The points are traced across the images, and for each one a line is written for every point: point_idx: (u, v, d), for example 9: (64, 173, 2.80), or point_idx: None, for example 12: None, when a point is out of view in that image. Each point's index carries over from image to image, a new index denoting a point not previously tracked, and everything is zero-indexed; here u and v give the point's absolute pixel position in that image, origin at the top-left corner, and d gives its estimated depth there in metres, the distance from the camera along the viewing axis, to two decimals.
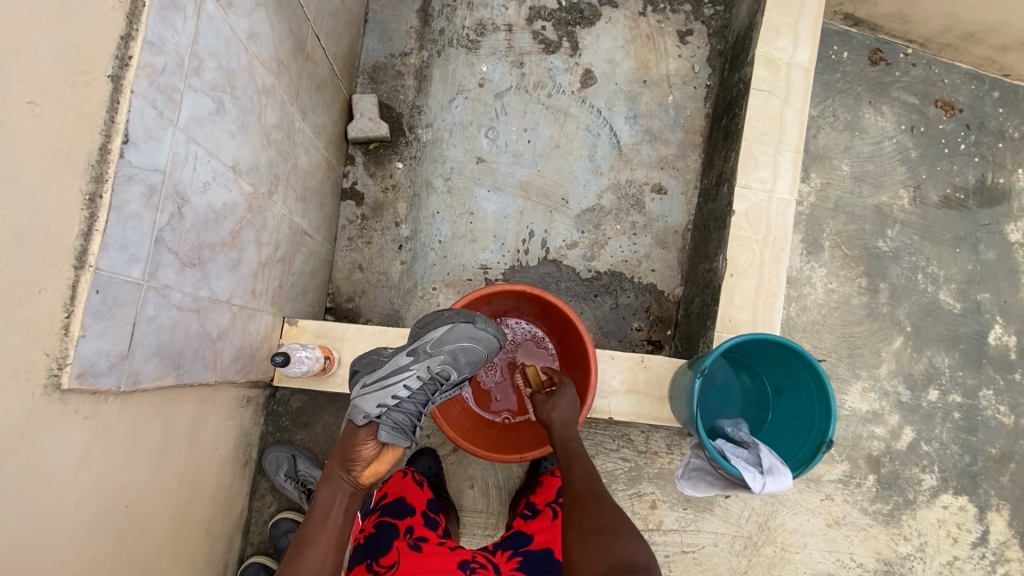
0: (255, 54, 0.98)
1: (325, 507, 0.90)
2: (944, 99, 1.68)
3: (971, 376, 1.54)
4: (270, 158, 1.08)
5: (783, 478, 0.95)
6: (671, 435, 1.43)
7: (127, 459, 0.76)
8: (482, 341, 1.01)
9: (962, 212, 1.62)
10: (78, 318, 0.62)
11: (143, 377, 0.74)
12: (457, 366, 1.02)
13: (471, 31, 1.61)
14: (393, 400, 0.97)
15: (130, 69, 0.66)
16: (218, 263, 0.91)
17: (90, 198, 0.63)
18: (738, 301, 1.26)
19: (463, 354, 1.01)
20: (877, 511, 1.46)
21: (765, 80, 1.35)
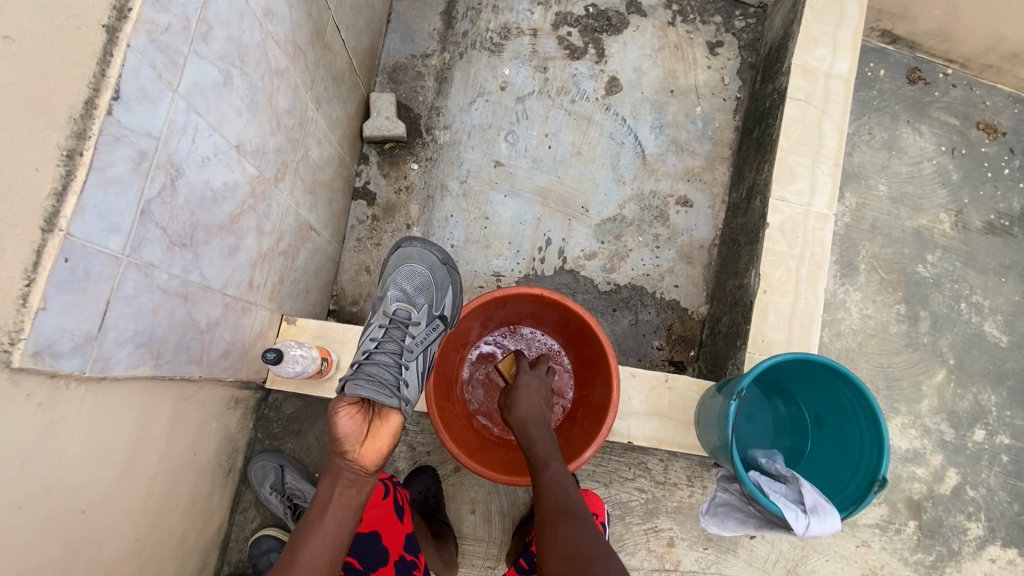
0: (270, 32, 0.93)
1: (325, 502, 0.78)
2: (986, 122, 1.61)
3: (1019, 416, 1.42)
4: (278, 144, 1.02)
5: (830, 519, 0.83)
6: (692, 465, 1.31)
7: (89, 456, 0.67)
8: (417, 258, 1.00)
9: (1008, 239, 1.52)
10: (39, 287, 0.54)
11: (114, 363, 0.66)
12: (409, 294, 0.97)
13: (495, 34, 1.57)
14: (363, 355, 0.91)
15: (127, 22, 0.61)
16: (212, 247, 0.84)
17: (68, 155, 0.56)
18: (772, 320, 1.17)
19: (407, 284, 0.98)
20: (919, 562, 1.32)
21: (802, 89, 1.28)
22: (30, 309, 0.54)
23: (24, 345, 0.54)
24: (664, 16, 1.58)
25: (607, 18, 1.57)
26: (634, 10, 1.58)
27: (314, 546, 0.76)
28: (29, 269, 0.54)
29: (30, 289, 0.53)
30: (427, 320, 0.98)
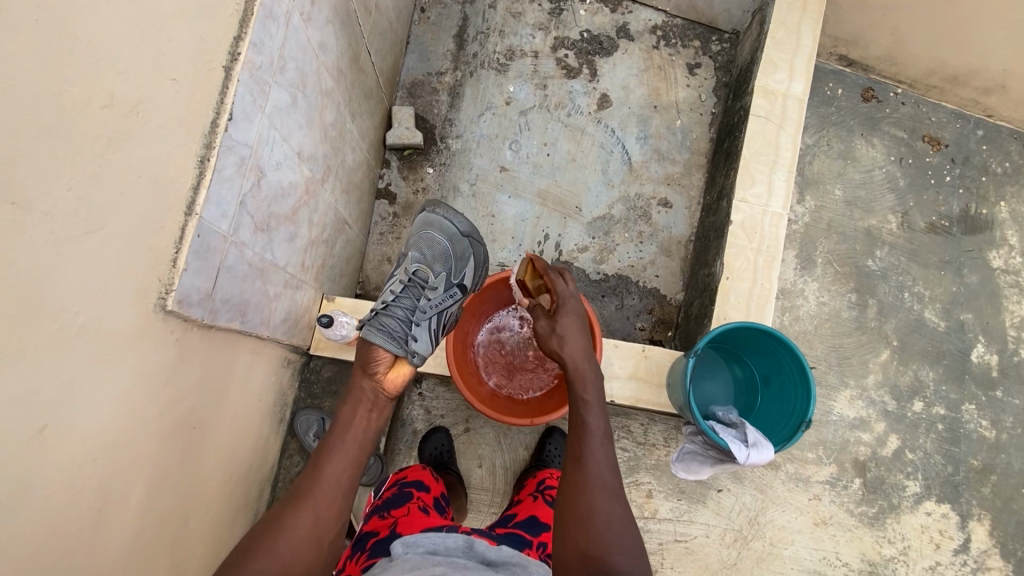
0: (323, 62, 1.15)
1: (349, 421, 0.96)
2: (931, 135, 1.79)
3: (954, 390, 1.63)
4: (325, 151, 1.24)
5: (766, 451, 1.06)
6: (668, 428, 1.53)
7: (200, 388, 0.88)
8: (439, 227, 1.15)
9: (947, 237, 1.73)
10: (183, 255, 0.75)
11: (218, 316, 0.87)
12: (428, 257, 1.13)
13: (501, 55, 1.79)
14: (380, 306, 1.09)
15: (238, 63, 0.82)
16: (279, 233, 1.05)
17: (201, 160, 0.78)
18: (733, 300, 1.41)
19: (428, 249, 1.14)
20: (862, 513, 1.53)
21: (763, 108, 1.51)
22: (177, 270, 0.75)
23: (173, 295, 0.75)
24: (649, 41, 1.80)
25: (600, 42, 1.80)
26: (623, 35, 1.80)
27: (337, 454, 0.92)
28: (176, 241, 0.75)
29: (178, 255, 0.74)
30: (442, 285, 1.14)
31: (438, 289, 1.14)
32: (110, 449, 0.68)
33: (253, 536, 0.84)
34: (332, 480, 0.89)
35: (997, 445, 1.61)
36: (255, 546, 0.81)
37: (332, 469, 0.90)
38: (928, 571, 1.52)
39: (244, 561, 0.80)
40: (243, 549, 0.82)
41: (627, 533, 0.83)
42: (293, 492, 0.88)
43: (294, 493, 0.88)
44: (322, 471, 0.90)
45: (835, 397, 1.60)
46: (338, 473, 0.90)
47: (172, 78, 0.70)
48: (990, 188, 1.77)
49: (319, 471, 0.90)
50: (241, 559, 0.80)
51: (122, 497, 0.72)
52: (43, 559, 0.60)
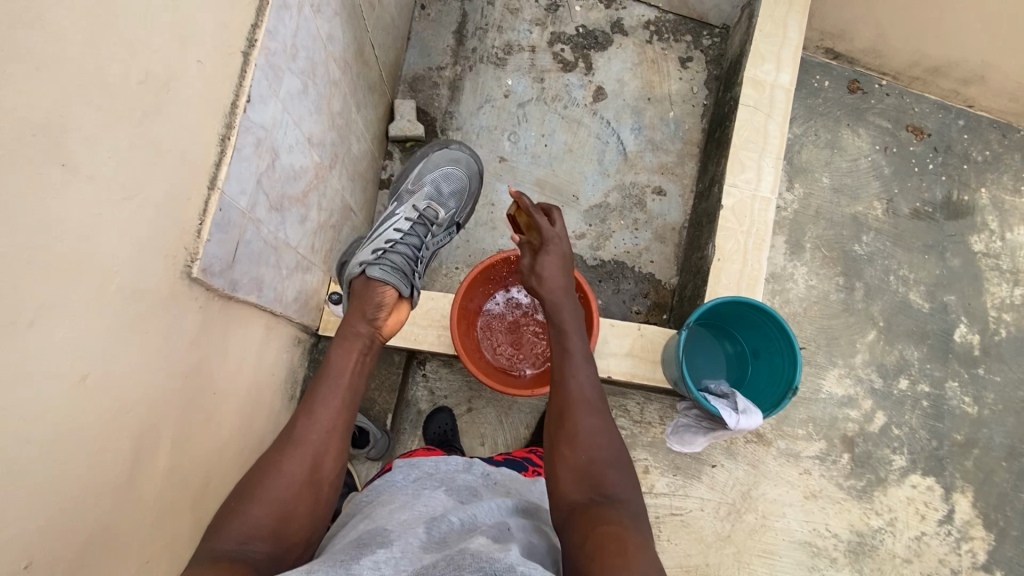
0: (331, 52, 1.20)
1: (339, 367, 0.99)
2: (915, 125, 1.84)
3: (938, 368, 1.69)
4: (332, 138, 1.29)
5: (754, 416, 1.18)
6: (663, 407, 1.59)
7: (219, 355, 0.93)
8: (444, 177, 1.37)
9: (930, 222, 1.78)
10: (207, 227, 0.81)
11: (237, 287, 0.93)
12: (435, 199, 1.33)
13: (500, 50, 1.85)
14: (387, 243, 1.21)
15: (256, 48, 0.88)
16: (291, 214, 1.11)
17: (222, 138, 0.83)
18: (725, 281, 1.47)
19: (438, 185, 1.34)
20: (851, 487, 1.59)
21: (751, 97, 1.58)
22: (201, 240, 0.80)
23: (198, 263, 0.81)
24: (643, 35, 1.87)
25: (594, 37, 1.86)
26: (617, 30, 1.86)
27: (329, 398, 0.95)
28: (200, 213, 0.80)
29: (203, 226, 0.80)
30: (442, 227, 1.34)
31: (438, 230, 1.33)
32: (140, 403, 0.75)
33: (247, 478, 0.86)
34: (323, 421, 0.93)
35: (979, 421, 1.67)
36: (252, 487, 0.84)
37: (324, 410, 0.94)
38: (914, 541, 1.58)
39: (241, 502, 0.82)
40: (238, 491, 0.84)
41: (620, 454, 0.91)
42: (285, 434, 0.91)
43: (286, 436, 0.91)
44: (314, 412, 0.93)
45: (824, 376, 1.66)
46: (331, 414, 0.94)
47: (196, 61, 0.76)
48: (971, 175, 1.82)
49: (311, 413, 0.93)
50: (238, 499, 0.83)
51: (148, 451, 0.78)
52: (81, 500, 0.67)
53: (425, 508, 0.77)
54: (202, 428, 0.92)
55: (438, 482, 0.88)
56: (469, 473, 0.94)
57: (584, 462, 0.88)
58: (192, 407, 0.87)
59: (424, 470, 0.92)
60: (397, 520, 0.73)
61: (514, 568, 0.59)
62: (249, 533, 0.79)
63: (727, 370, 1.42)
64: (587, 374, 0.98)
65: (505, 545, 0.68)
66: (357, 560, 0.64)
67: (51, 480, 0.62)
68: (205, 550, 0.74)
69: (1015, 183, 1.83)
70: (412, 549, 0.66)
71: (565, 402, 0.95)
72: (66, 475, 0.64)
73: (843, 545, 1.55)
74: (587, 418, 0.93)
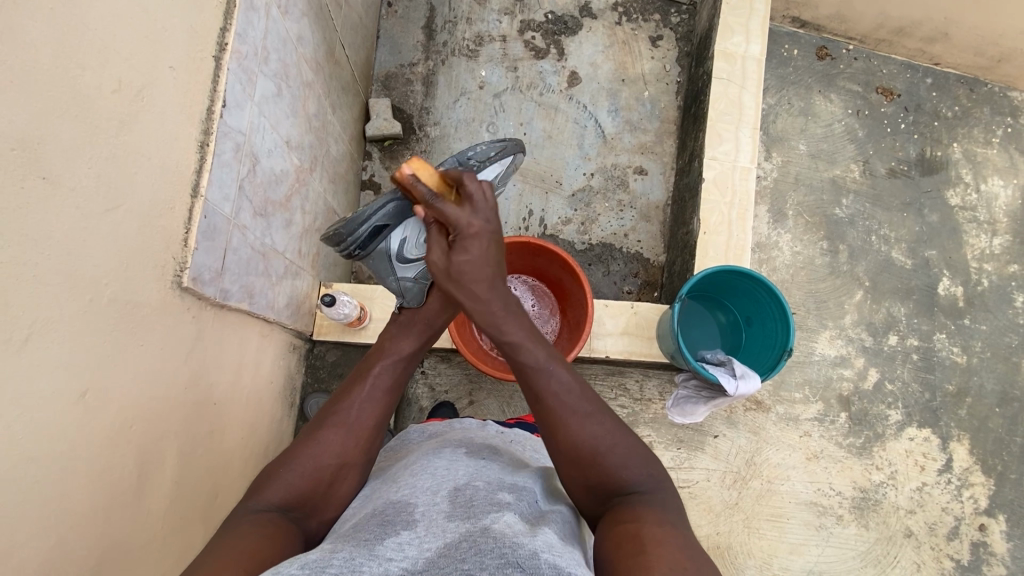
0: (301, 53, 1.19)
1: (397, 354, 0.97)
2: (884, 86, 1.87)
3: (925, 322, 1.73)
4: (311, 141, 1.28)
5: (752, 380, 1.21)
6: (662, 382, 1.60)
7: (216, 364, 0.92)
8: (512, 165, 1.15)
9: (907, 180, 1.82)
10: (193, 235, 0.80)
11: (229, 295, 0.92)
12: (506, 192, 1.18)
13: (471, 42, 1.85)
14: None
15: (226, 52, 0.87)
16: (276, 219, 1.10)
17: (201, 145, 0.83)
18: (712, 253, 1.49)
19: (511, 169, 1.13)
20: (851, 445, 1.62)
21: (724, 70, 1.59)
22: (189, 249, 0.80)
23: (188, 273, 0.80)
24: (612, 17, 1.87)
25: (564, 23, 1.86)
26: (586, 14, 1.86)
27: (387, 384, 0.93)
28: (186, 222, 0.80)
29: (189, 234, 0.79)
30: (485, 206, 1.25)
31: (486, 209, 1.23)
32: (142, 417, 0.74)
33: (294, 443, 0.85)
34: (378, 404, 0.91)
35: (968, 369, 1.71)
36: (294, 453, 0.84)
37: (379, 393, 0.91)
38: (916, 492, 1.61)
39: (280, 467, 0.82)
40: (283, 455, 0.84)
41: (629, 446, 0.85)
42: (335, 408, 0.89)
43: (337, 411, 0.89)
44: (370, 394, 0.91)
45: (816, 339, 1.69)
46: (386, 399, 0.92)
47: (169, 66, 0.75)
48: (943, 132, 1.86)
49: (367, 396, 0.90)
50: (282, 464, 0.82)
51: (155, 465, 0.78)
52: (90, 516, 0.66)
53: (446, 473, 0.77)
54: (207, 438, 0.91)
55: (457, 440, 0.88)
56: (485, 431, 0.95)
57: (587, 470, 0.82)
58: (193, 419, 0.86)
59: (438, 428, 0.97)
60: (419, 491, 0.73)
61: (538, 556, 0.59)
62: (288, 502, 0.79)
63: (722, 340, 1.44)
64: (555, 379, 0.88)
65: (530, 525, 0.68)
66: (380, 540, 0.64)
67: (59, 499, 0.61)
68: (245, 513, 0.75)
69: (985, 135, 1.87)
70: (435, 525, 0.66)
71: (547, 420, 0.86)
72: (74, 491, 0.64)
73: (848, 502, 1.59)
74: (577, 423, 0.85)
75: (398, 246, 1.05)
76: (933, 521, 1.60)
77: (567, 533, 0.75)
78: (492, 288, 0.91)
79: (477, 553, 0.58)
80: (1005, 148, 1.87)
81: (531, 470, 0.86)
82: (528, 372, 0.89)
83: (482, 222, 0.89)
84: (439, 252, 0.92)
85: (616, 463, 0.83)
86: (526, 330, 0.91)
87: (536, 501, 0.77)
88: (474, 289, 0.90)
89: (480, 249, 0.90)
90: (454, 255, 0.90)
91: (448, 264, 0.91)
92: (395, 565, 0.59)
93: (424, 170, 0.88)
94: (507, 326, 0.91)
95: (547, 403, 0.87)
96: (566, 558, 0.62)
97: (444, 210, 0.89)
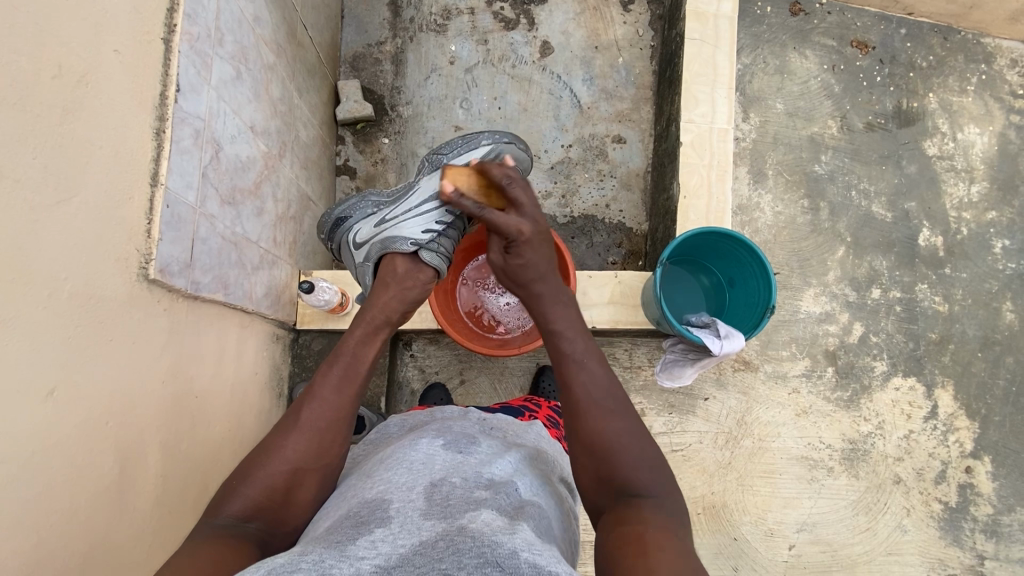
0: (259, 34, 1.14)
1: (347, 349, 0.93)
2: (859, 39, 1.85)
3: (907, 274, 1.75)
4: (278, 126, 1.24)
5: (737, 339, 1.23)
6: (651, 349, 1.61)
7: (194, 358, 0.91)
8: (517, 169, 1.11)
9: (884, 133, 1.81)
10: (157, 225, 0.78)
11: (202, 286, 0.90)
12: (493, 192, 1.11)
13: (438, 16, 1.80)
14: (439, 225, 1.06)
15: (176, 34, 0.83)
16: (246, 207, 1.07)
17: (157, 132, 0.80)
18: (693, 217, 1.49)
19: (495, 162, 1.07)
20: (839, 398, 1.65)
21: (696, 30, 1.56)
22: (153, 240, 0.78)
23: (154, 264, 0.78)
24: None
25: None
26: None
27: (336, 381, 0.90)
28: (147, 212, 0.77)
29: (151, 225, 0.77)
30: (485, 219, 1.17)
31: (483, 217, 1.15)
32: (118, 412, 0.73)
33: (250, 454, 0.84)
34: (328, 403, 0.88)
35: (951, 317, 1.74)
36: (249, 467, 0.83)
37: (328, 392, 0.88)
38: (903, 439, 1.65)
39: (238, 482, 0.81)
40: (241, 470, 0.83)
41: (644, 451, 0.85)
42: (288, 413, 0.88)
43: (289, 417, 0.87)
44: (319, 394, 0.88)
45: (800, 297, 1.70)
46: (336, 397, 0.89)
47: (114, 50, 0.72)
48: (919, 83, 1.84)
49: (315, 396, 0.87)
50: (239, 479, 0.81)
51: (136, 460, 0.77)
52: (71, 515, 0.66)
53: (423, 467, 0.76)
54: (190, 431, 0.90)
55: (435, 429, 0.88)
56: (465, 419, 0.94)
57: (603, 476, 0.84)
58: (173, 414, 0.85)
59: (418, 419, 0.97)
60: (394, 488, 0.72)
61: (517, 554, 0.59)
62: (249, 512, 0.79)
63: (707, 302, 1.45)
64: (587, 373, 0.90)
65: (510, 520, 0.68)
66: (353, 540, 0.64)
67: (35, 498, 0.61)
68: (202, 531, 0.74)
69: (960, 84, 1.86)
70: (410, 522, 0.66)
71: (573, 412, 0.88)
72: (52, 489, 0.63)
73: (838, 454, 1.62)
74: (601, 420, 0.86)
75: (354, 233, 1.10)
76: (921, 467, 1.64)
77: (548, 526, 0.75)
78: (547, 285, 0.97)
79: (454, 553, 0.59)
80: (980, 96, 1.86)
81: (509, 456, 0.85)
82: (563, 360, 0.92)
83: (529, 227, 0.95)
84: (499, 254, 0.99)
85: (631, 464, 0.83)
86: (570, 319, 0.95)
87: (515, 490, 0.77)
88: (530, 288, 0.97)
89: (534, 253, 0.96)
90: (509, 258, 0.97)
91: (505, 264, 0.99)
92: (367, 564, 0.59)
93: (462, 178, 0.96)
94: (554, 314, 0.96)
95: (575, 393, 0.89)
96: (546, 554, 0.62)
97: (491, 219, 0.95)
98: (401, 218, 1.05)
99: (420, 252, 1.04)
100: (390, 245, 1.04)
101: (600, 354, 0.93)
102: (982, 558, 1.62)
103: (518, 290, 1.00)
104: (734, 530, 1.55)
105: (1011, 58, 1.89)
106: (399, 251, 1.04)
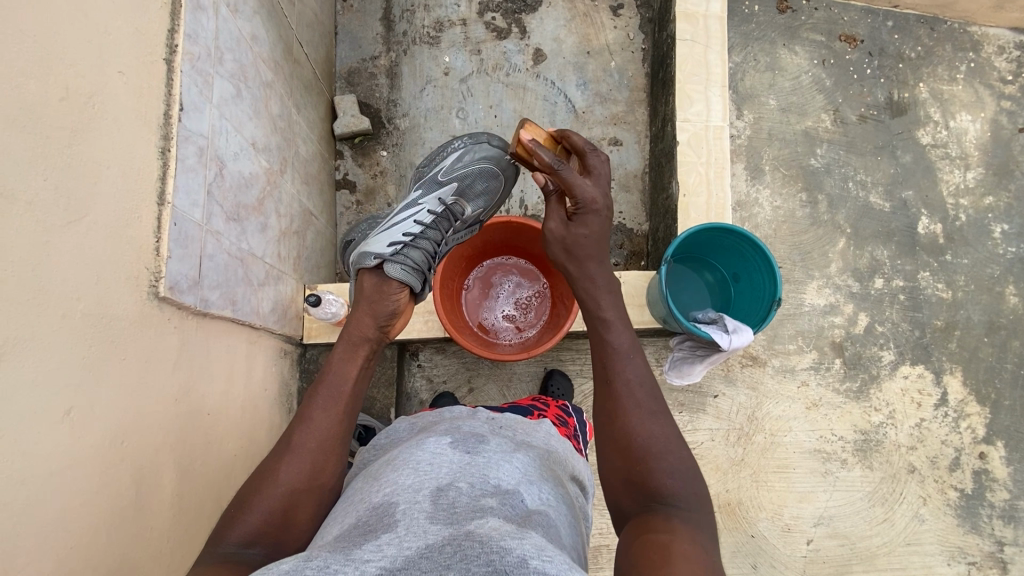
0: (257, 53, 1.16)
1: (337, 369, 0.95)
2: (847, 34, 1.87)
3: (908, 263, 1.75)
4: (278, 142, 1.25)
5: (745, 333, 1.23)
6: (657, 349, 1.61)
7: (204, 377, 0.91)
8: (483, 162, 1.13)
9: (878, 124, 1.82)
10: (165, 243, 0.79)
11: (211, 303, 0.91)
12: (466, 199, 1.14)
13: (431, 29, 1.81)
14: (404, 237, 1.07)
15: (177, 54, 0.84)
16: (250, 223, 1.08)
17: (162, 151, 0.80)
18: (693, 215, 1.49)
19: (468, 173, 1.14)
20: (848, 390, 1.65)
21: (687, 31, 1.58)
22: (162, 258, 0.78)
23: (163, 282, 0.78)
24: None
25: None
26: None
27: (324, 401, 0.91)
28: (155, 231, 0.78)
29: (160, 243, 0.78)
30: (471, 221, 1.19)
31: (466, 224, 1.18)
32: (133, 432, 0.73)
33: (249, 483, 0.84)
34: (317, 423, 0.89)
35: (955, 303, 1.74)
36: (250, 495, 0.82)
37: (316, 413, 0.90)
38: (915, 428, 1.64)
39: (242, 509, 0.81)
40: (241, 497, 0.83)
41: (679, 455, 0.87)
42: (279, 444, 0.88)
43: (281, 443, 0.88)
44: (308, 417, 0.89)
45: (804, 290, 1.70)
46: (326, 418, 0.90)
47: (118, 71, 0.73)
48: (908, 73, 1.86)
49: (305, 420, 0.89)
50: (240, 507, 0.81)
51: (152, 480, 0.77)
52: (91, 536, 0.65)
53: (429, 469, 0.75)
54: (203, 449, 0.90)
55: (443, 430, 0.86)
56: (474, 419, 0.93)
57: (636, 471, 0.86)
58: (185, 433, 0.84)
59: (426, 421, 0.96)
60: (401, 490, 0.71)
61: (525, 563, 0.58)
62: (253, 536, 0.78)
63: (711, 299, 1.46)
64: (632, 367, 0.95)
65: (518, 526, 0.67)
66: (359, 545, 0.63)
67: (51, 523, 0.60)
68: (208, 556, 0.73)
69: (950, 73, 1.88)
70: (416, 526, 0.65)
71: (611, 404, 0.93)
72: (66, 517, 0.62)
73: (851, 445, 1.62)
74: (638, 420, 0.90)
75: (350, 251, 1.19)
76: (935, 455, 1.63)
77: (559, 533, 0.73)
78: (593, 266, 1.03)
79: (461, 560, 0.59)
80: (970, 84, 1.88)
81: (520, 459, 0.84)
82: (609, 354, 0.96)
83: (603, 197, 1.01)
84: (558, 220, 1.04)
85: (666, 468, 0.86)
86: (619, 312, 1.01)
87: (523, 499, 0.75)
88: (582, 263, 1.03)
89: (594, 225, 1.02)
90: (573, 226, 1.02)
91: (566, 234, 1.03)
92: (373, 568, 0.59)
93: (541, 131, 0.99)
94: (603, 303, 1.01)
95: (616, 386, 0.94)
96: (555, 560, 0.61)
97: (570, 179, 0.98)
98: (373, 233, 1.08)
99: (385, 262, 1.04)
100: (359, 261, 1.06)
101: (636, 345, 0.98)
102: (1002, 545, 1.61)
103: (568, 264, 1.04)
104: (751, 528, 1.54)
105: (998, 46, 1.91)
106: (366, 265, 1.05)
